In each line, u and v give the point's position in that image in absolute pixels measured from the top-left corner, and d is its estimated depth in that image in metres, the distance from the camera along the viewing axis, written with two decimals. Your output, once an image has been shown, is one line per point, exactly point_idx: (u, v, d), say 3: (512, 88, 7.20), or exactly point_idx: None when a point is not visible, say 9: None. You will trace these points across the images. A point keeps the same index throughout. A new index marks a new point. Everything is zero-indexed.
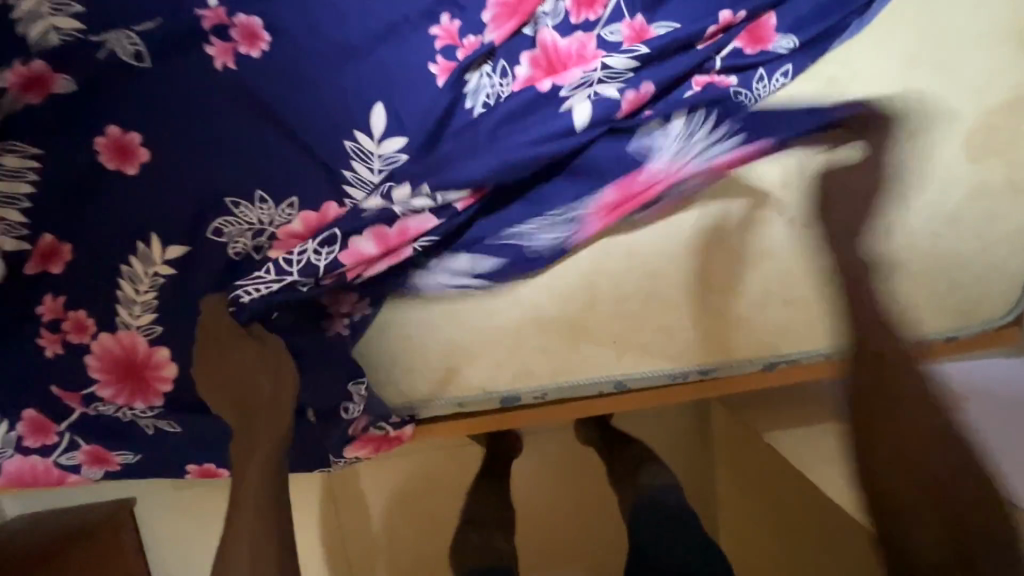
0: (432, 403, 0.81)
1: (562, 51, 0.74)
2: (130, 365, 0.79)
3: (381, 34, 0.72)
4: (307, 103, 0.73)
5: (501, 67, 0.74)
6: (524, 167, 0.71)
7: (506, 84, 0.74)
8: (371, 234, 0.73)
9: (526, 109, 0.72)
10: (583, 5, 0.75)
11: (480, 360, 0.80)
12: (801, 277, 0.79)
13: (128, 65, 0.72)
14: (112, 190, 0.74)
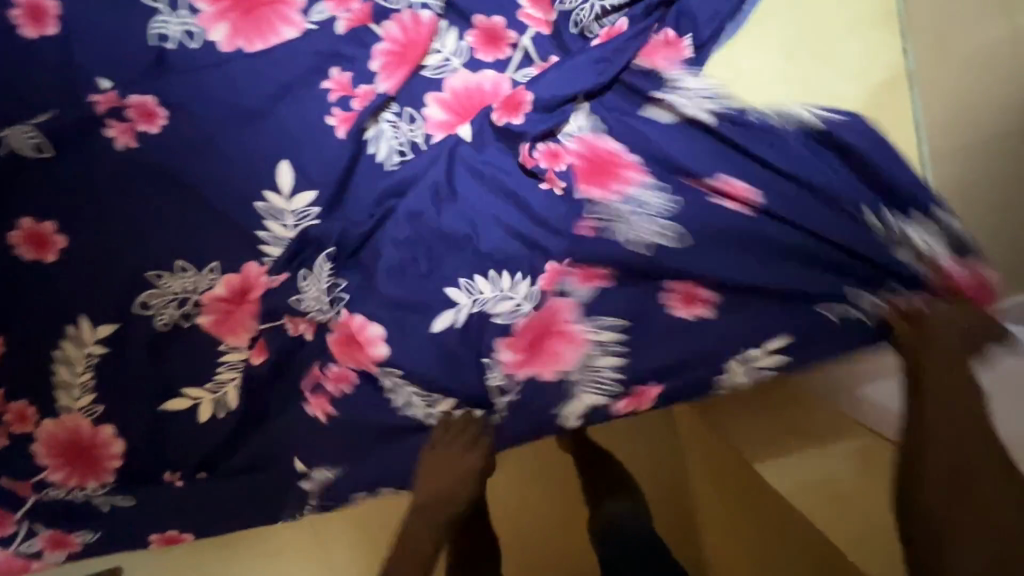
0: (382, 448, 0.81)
1: (465, 89, 0.76)
2: (76, 447, 0.80)
3: (275, 95, 0.74)
4: (215, 171, 0.75)
5: (406, 113, 0.76)
6: (404, 176, 0.75)
7: (417, 128, 0.76)
8: (511, 341, 0.72)
9: (428, 156, 0.75)
10: (487, 44, 0.76)
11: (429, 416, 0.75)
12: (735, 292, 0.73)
13: (32, 157, 0.73)
14: (34, 279, 0.76)
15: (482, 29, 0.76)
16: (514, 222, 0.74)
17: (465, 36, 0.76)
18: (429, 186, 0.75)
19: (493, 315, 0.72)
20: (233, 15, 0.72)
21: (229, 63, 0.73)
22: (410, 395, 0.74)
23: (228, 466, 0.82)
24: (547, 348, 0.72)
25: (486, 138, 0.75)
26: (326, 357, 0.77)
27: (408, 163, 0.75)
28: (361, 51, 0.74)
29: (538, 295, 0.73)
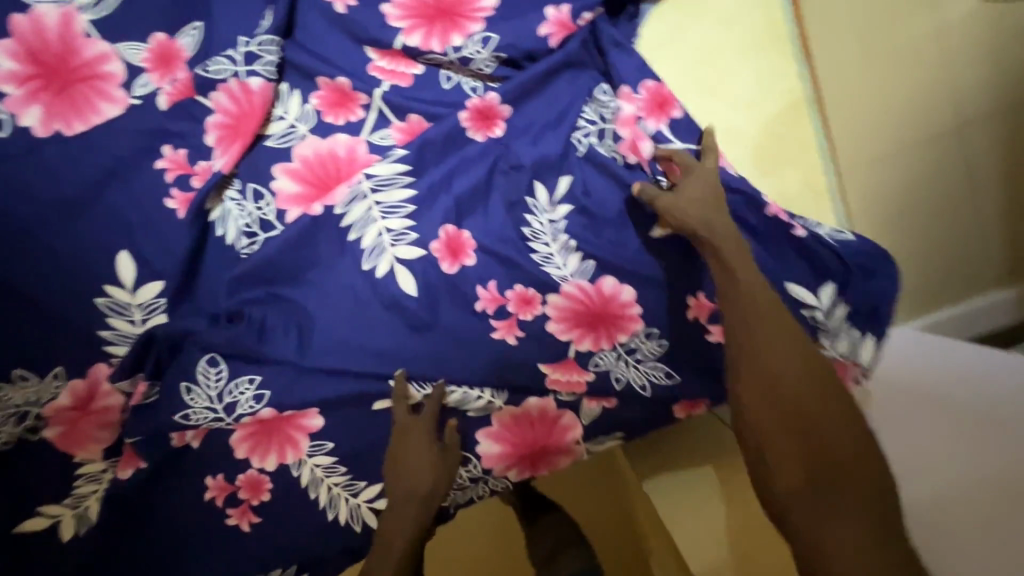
0: (282, 545, 0.74)
1: (316, 159, 0.68)
2: None
3: (101, 180, 0.66)
4: (40, 269, 0.67)
5: (251, 190, 0.69)
6: (255, 261, 0.68)
7: (266, 204, 0.69)
8: (496, 448, 0.73)
9: (282, 241, 0.68)
10: (335, 105, 0.70)
11: (359, 501, 0.73)
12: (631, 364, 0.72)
13: None
14: None
15: (329, 91, 0.70)
16: (380, 299, 0.69)
17: (310, 99, 0.70)
18: (284, 271, 0.69)
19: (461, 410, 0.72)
20: (48, 97, 0.64)
21: (46, 147, 0.65)
22: (331, 488, 0.73)
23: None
24: (545, 438, 0.74)
25: (342, 214, 0.68)
26: (213, 466, 0.72)
27: (263, 249, 0.68)
28: (193, 126, 0.67)
29: (528, 405, 0.72)
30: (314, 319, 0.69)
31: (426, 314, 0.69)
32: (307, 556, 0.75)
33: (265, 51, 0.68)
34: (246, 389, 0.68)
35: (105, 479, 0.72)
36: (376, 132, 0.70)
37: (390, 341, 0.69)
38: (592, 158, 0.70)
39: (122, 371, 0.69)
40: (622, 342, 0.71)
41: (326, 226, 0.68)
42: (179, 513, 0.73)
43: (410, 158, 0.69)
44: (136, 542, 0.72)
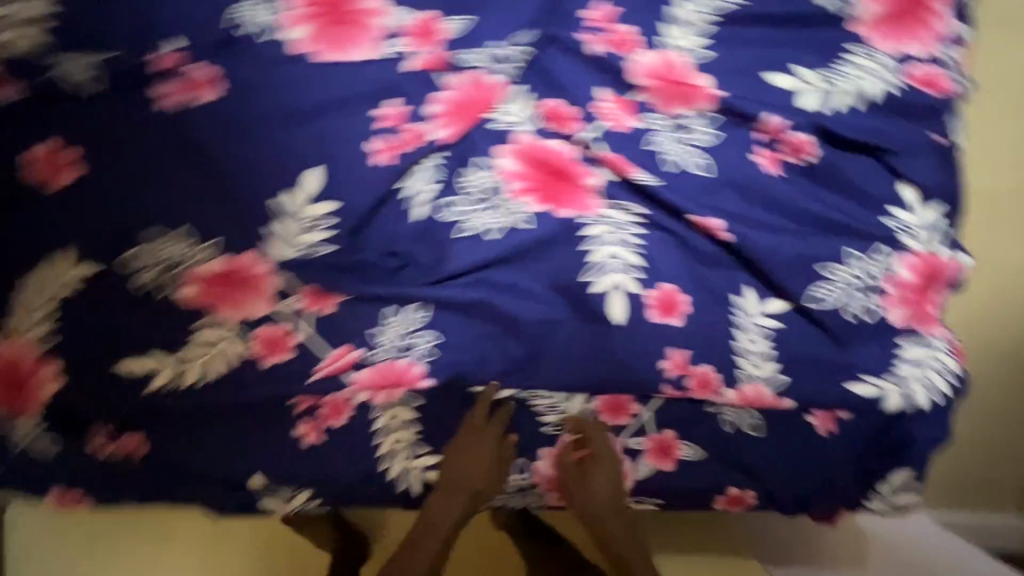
0: (329, 471, 0.79)
1: (525, 163, 0.75)
2: (10, 375, 0.76)
3: (327, 105, 0.75)
4: (244, 155, 0.75)
5: (473, 163, 0.76)
6: (429, 222, 0.76)
7: (464, 180, 0.76)
8: (554, 465, 0.80)
9: (461, 217, 0.75)
10: (555, 118, 0.75)
11: (415, 462, 0.80)
12: (694, 434, 0.79)
13: (81, 90, 0.73)
14: (40, 202, 0.75)
15: (552, 103, 0.75)
16: (516, 293, 0.76)
17: (535, 104, 0.75)
18: (451, 240, 0.75)
19: (541, 419, 0.79)
20: (317, 23, 0.75)
21: (298, 61, 0.75)
22: (396, 441, 0.79)
23: (166, 441, 0.77)
24: (606, 477, 0.80)
25: (522, 214, 0.75)
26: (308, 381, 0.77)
27: (442, 217, 0.76)
28: (422, 92, 0.75)
29: None
30: (452, 292, 0.76)
31: (547, 322, 0.76)
32: (346, 489, 0.80)
33: (519, 56, 0.74)
34: (401, 322, 0.77)
35: (214, 349, 0.77)
36: (584, 153, 0.75)
37: (507, 331, 0.76)
38: (746, 253, 0.76)
39: (270, 267, 0.76)
40: (724, 408, 0.79)
41: (501, 220, 0.75)
42: (258, 403, 0.78)
43: (602, 188, 0.75)
44: (209, 416, 0.78)
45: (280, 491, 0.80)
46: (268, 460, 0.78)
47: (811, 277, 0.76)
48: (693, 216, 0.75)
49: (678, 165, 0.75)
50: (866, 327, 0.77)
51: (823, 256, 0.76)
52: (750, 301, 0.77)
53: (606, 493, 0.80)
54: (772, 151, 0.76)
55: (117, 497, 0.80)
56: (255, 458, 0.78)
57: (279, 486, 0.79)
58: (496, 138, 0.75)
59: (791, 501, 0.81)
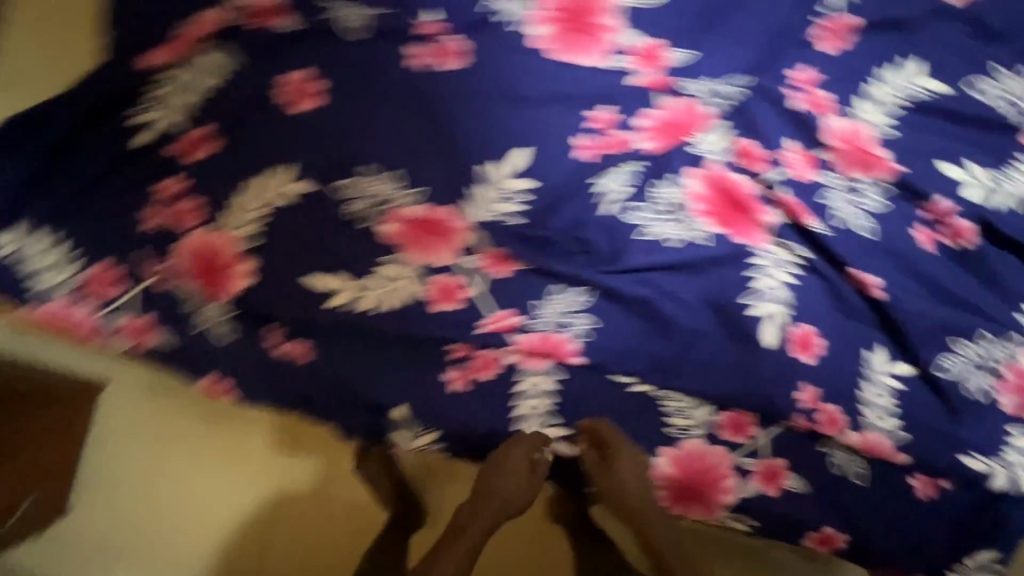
0: (464, 420, 0.85)
1: (711, 189, 0.83)
2: (213, 263, 0.84)
3: (548, 98, 0.84)
4: (467, 122, 0.84)
5: (666, 177, 0.83)
6: (613, 220, 0.83)
7: (654, 190, 0.83)
8: (669, 465, 0.85)
9: (644, 222, 0.83)
10: (746, 156, 0.84)
11: (543, 430, 0.86)
12: (803, 467, 0.85)
13: (346, 34, 0.82)
14: (280, 119, 0.84)
15: (746, 143, 0.84)
16: (677, 301, 0.82)
17: (731, 140, 0.84)
18: (631, 240, 0.83)
19: (666, 420, 0.85)
20: (558, 26, 0.83)
21: (533, 54, 0.83)
22: (532, 407, 0.85)
23: (330, 354, 0.85)
24: (712, 487, 0.85)
25: (700, 233, 0.82)
26: (469, 334, 0.84)
27: (626, 217, 0.83)
28: (636, 105, 0.83)
29: (715, 449, 0.85)
30: (620, 285, 0.82)
31: (699, 333, 0.83)
32: (474, 439, 0.86)
33: (729, 95, 0.83)
34: (566, 301, 0.84)
35: (394, 284, 0.84)
36: (765, 192, 0.84)
37: (660, 332, 0.83)
38: (891, 315, 0.82)
39: (463, 224, 0.84)
40: (834, 449, 0.85)
41: (681, 231, 0.83)
42: (418, 342, 0.85)
43: (774, 227, 0.83)
44: (373, 343, 0.85)
45: (413, 427, 0.86)
46: (414, 394, 0.85)
47: (945, 351, 0.83)
48: (852, 270, 0.82)
49: (846, 223, 0.83)
50: (987, 409, 0.83)
51: (959, 334, 0.83)
52: (881, 357, 0.83)
53: (707, 502, 0.86)
54: (932, 230, 0.84)
55: (266, 397, 0.87)
56: (402, 392, 0.85)
57: (415, 422, 0.86)
58: (691, 160, 0.84)
59: (877, 554, 0.85)
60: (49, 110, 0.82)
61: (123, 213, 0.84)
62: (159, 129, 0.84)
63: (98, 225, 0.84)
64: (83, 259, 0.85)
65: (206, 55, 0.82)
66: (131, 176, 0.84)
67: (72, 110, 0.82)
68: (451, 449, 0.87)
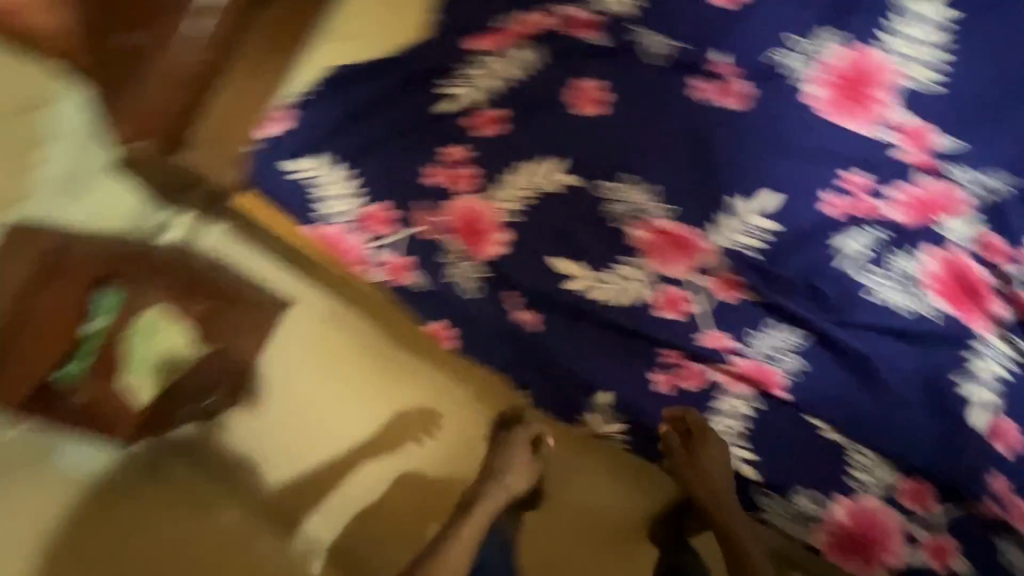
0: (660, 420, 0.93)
1: (950, 270, 0.88)
2: (476, 226, 0.95)
3: (814, 152, 0.90)
4: (733, 156, 0.90)
5: (909, 249, 0.89)
6: (848, 276, 0.89)
7: (894, 257, 0.89)
8: (843, 514, 0.90)
9: (877, 285, 0.88)
10: (992, 249, 0.88)
11: (730, 449, 0.92)
12: (972, 553, 0.88)
13: (648, 59, 0.93)
14: (567, 117, 0.94)
15: (995, 236, 0.88)
16: (891, 365, 0.88)
17: (981, 229, 0.88)
18: (861, 299, 0.89)
19: (850, 472, 0.89)
20: (838, 89, 0.90)
21: (807, 109, 0.90)
22: (726, 424, 0.92)
23: (553, 327, 0.95)
24: (877, 545, 0.90)
25: (930, 307, 0.88)
26: (687, 346, 0.91)
27: (861, 277, 0.89)
28: (895, 177, 0.89)
29: (891, 512, 0.89)
30: (840, 336, 0.89)
31: (905, 398, 0.88)
32: (662, 437, 0.94)
33: (989, 188, 0.88)
34: (783, 338, 0.91)
35: (628, 285, 0.92)
36: (1002, 285, 0.88)
37: (867, 388, 0.89)
38: None
39: (705, 247, 0.91)
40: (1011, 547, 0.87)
41: (914, 301, 0.88)
42: (631, 338, 0.93)
43: (1003, 319, 0.88)
44: (595, 331, 0.93)
45: (610, 411, 0.95)
46: (616, 382, 0.93)
47: None
48: None
49: None
50: None
51: None
52: None
53: (868, 557, 0.91)
54: None
55: (486, 353, 0.98)
56: (610, 381, 0.93)
57: (614, 407, 0.94)
58: (937, 239, 0.89)
59: None
60: (382, 67, 0.97)
61: (412, 166, 0.97)
62: (462, 101, 0.96)
63: (390, 171, 0.97)
64: (366, 199, 0.98)
65: (519, 49, 0.95)
66: (428, 137, 0.96)
67: (395, 69, 0.96)
68: (635, 441, 0.96)
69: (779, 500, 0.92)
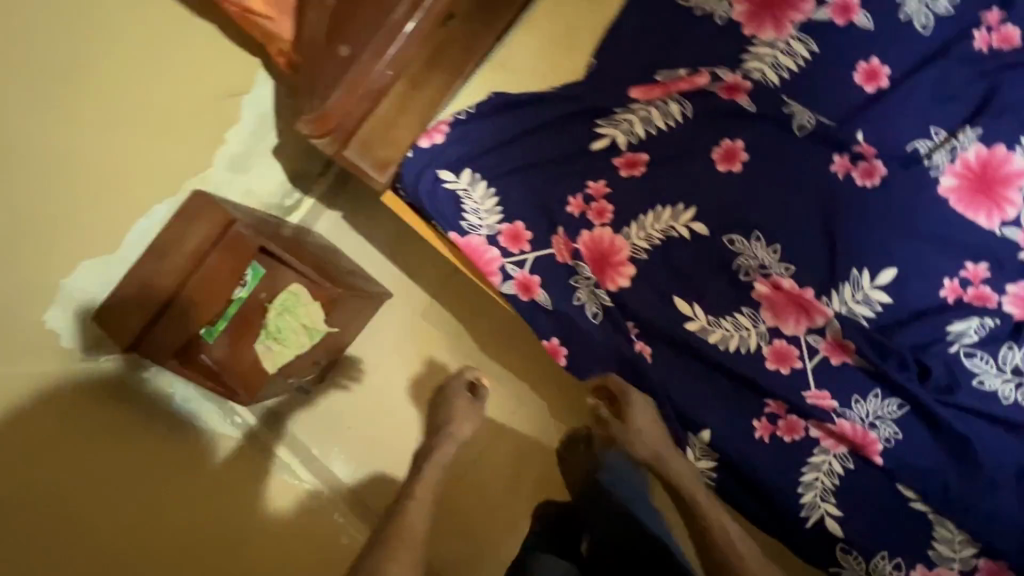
0: (751, 463, 0.99)
1: None
2: (605, 257, 1.03)
3: (935, 239, 0.98)
4: (857, 229, 0.98)
5: (1020, 344, 0.94)
6: (954, 358, 0.95)
7: (1003, 348, 0.94)
8: None
9: (982, 370, 0.94)
10: None
11: (818, 503, 0.96)
12: None
13: (791, 128, 1.00)
14: (706, 170, 1.02)
15: None
16: (990, 449, 0.92)
17: None
18: (966, 381, 0.94)
19: (934, 544, 0.93)
20: (968, 184, 0.98)
21: (933, 198, 0.98)
22: (817, 478, 0.97)
23: (666, 361, 1.01)
24: None
25: None
26: (789, 399, 0.98)
27: (967, 360, 0.95)
28: (1010, 274, 0.96)
29: None
30: (941, 413, 0.93)
31: (999, 484, 0.91)
32: (752, 482, 0.99)
33: None
34: (880, 405, 0.96)
35: (740, 333, 1.00)
36: None
37: (961, 467, 0.93)
38: None
39: (821, 310, 0.98)
40: None
41: (1018, 392, 0.93)
42: (738, 383, 1.00)
43: None
44: (701, 371, 1.01)
45: (699, 450, 1.01)
46: (719, 422, 1.00)
47: None
48: None
49: None
50: None
51: None
52: None
53: None
54: None
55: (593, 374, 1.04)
56: (708, 420, 1.00)
57: (702, 447, 1.01)
58: None
59: None
60: (543, 99, 1.06)
61: (555, 194, 1.05)
62: (608, 139, 1.04)
63: (532, 195, 1.06)
64: (502, 217, 1.06)
65: (669, 102, 1.02)
66: (573, 170, 1.05)
67: (557, 105, 1.06)
68: (723, 481, 1.01)
69: (859, 559, 0.96)
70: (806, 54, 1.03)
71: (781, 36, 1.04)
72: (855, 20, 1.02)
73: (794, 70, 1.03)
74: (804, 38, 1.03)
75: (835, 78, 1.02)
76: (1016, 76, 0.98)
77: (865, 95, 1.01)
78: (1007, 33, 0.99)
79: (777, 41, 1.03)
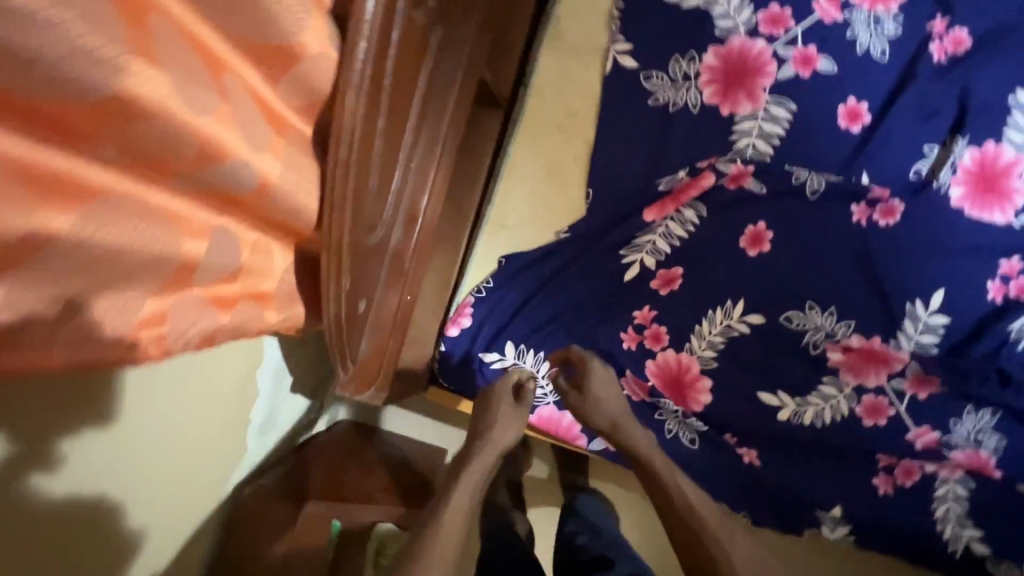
0: (884, 519, 1.01)
1: None
2: (678, 380, 1.01)
3: (966, 248, 1.01)
4: (896, 265, 1.00)
5: None
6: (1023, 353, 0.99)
7: None
8: None
9: None
10: None
11: (958, 531, 0.99)
12: None
13: (806, 195, 1.01)
14: (741, 261, 1.01)
15: None
16: None
17: None
18: None
19: None
20: (975, 187, 1.01)
21: (950, 211, 1.01)
22: (947, 509, 1.00)
23: (773, 455, 1.02)
24: None
25: None
26: (897, 448, 1.00)
27: None
28: None
29: None
30: None
31: None
32: (893, 532, 1.01)
33: None
34: (976, 420, 0.99)
35: (830, 402, 1.00)
36: None
37: None
38: None
39: (895, 356, 1.00)
40: None
41: None
42: (845, 449, 1.01)
43: None
44: (806, 450, 1.02)
45: (830, 522, 1.02)
46: (841, 491, 1.01)
47: None
48: None
49: None
50: None
51: None
52: None
53: None
54: None
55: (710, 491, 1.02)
56: (832, 494, 1.01)
57: (835, 518, 1.02)
58: None
59: None
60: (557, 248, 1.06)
61: (605, 335, 1.01)
62: (636, 264, 1.02)
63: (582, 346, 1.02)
64: None
65: (683, 210, 1.02)
66: (614, 306, 1.02)
67: (573, 249, 1.04)
68: (864, 539, 1.03)
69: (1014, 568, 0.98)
70: (787, 114, 1.02)
71: (757, 104, 1.02)
72: (818, 68, 1.02)
73: (782, 134, 1.02)
74: (779, 99, 1.02)
75: (823, 129, 1.02)
76: (983, 73, 1.00)
77: (856, 138, 1.03)
78: (956, 36, 1.02)
79: (756, 111, 1.02)
